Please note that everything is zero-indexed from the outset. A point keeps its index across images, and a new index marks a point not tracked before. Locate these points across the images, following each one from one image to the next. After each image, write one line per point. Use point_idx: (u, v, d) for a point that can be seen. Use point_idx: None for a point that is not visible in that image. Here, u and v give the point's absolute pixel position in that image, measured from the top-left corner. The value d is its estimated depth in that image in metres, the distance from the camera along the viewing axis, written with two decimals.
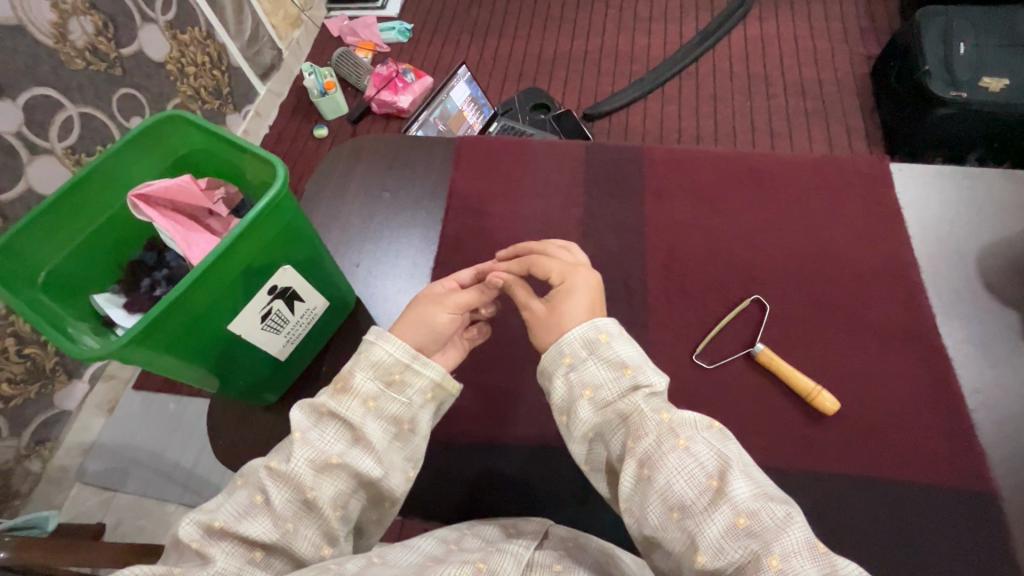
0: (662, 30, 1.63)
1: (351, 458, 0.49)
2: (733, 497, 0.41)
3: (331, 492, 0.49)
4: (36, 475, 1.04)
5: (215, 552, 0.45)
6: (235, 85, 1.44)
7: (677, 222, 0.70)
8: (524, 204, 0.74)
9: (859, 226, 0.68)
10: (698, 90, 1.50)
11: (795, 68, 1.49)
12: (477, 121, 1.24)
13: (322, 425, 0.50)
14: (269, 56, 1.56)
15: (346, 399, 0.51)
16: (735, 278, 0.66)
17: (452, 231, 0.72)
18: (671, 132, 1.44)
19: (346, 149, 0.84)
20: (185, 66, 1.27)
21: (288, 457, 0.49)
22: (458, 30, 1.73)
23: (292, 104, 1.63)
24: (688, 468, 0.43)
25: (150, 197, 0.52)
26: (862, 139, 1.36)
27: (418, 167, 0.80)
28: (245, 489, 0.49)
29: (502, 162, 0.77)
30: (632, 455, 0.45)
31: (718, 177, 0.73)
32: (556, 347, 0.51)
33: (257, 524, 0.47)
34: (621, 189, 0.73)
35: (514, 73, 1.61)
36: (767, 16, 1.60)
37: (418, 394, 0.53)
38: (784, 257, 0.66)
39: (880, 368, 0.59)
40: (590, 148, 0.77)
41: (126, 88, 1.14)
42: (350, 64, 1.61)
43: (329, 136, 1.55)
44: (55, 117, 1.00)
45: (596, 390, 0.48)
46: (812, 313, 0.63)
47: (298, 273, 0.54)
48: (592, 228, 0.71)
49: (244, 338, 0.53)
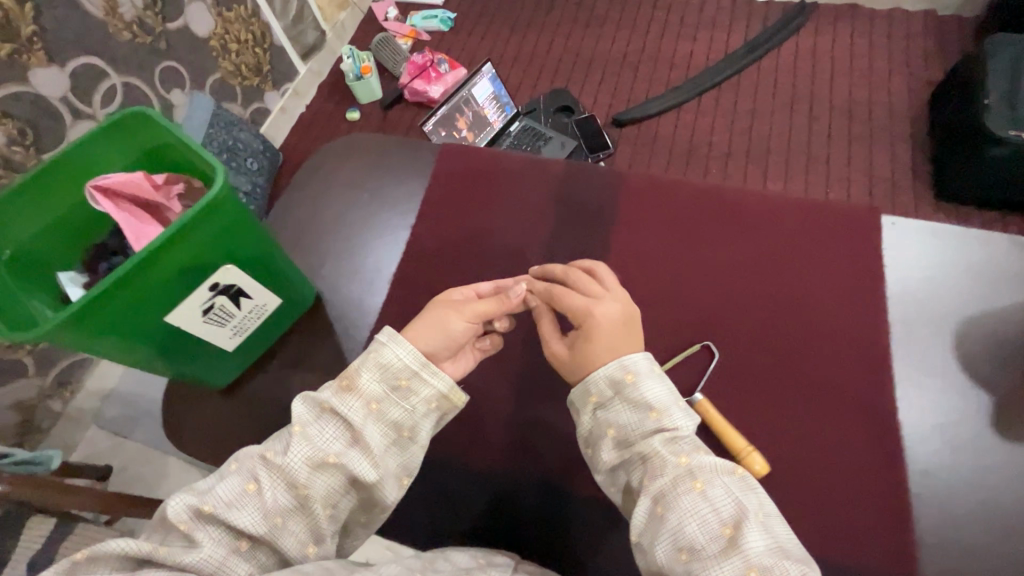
0: (709, 37, 1.57)
1: (349, 459, 0.51)
2: (745, 550, 0.46)
3: (322, 490, 0.51)
4: (58, 413, 1.14)
5: (203, 538, 0.48)
6: (276, 63, 1.50)
7: (649, 252, 0.68)
8: (497, 217, 0.73)
9: (836, 278, 0.64)
10: (736, 105, 1.43)
11: (845, 88, 1.40)
12: (497, 120, 1.23)
13: (320, 421, 0.52)
14: (313, 36, 1.60)
15: (349, 398, 0.52)
16: (694, 319, 0.64)
17: (426, 237, 0.73)
18: (701, 145, 1.38)
19: (338, 145, 0.85)
20: (228, 42, 1.33)
21: (285, 448, 0.51)
22: (500, 23, 1.72)
23: (330, 84, 1.67)
24: (702, 513, 0.49)
25: (108, 188, 0.55)
26: (906, 171, 1.27)
27: (402, 169, 0.81)
28: (237, 476, 0.50)
29: (482, 173, 0.76)
30: (649, 493, 0.51)
31: (701, 209, 0.70)
32: (584, 385, 0.56)
33: (245, 514, 0.48)
34: (598, 211, 0.71)
35: (550, 70, 1.59)
36: (824, 30, 1.51)
37: (422, 402, 0.54)
38: (747, 303, 0.64)
39: (822, 435, 0.57)
40: (573, 165, 0.75)
41: (169, 61, 1.20)
42: (388, 50, 1.63)
43: (361, 120, 1.59)
44: (99, 85, 1.08)
45: (620, 430, 0.55)
46: (763, 367, 0.60)
47: (244, 272, 0.57)
48: (565, 248, 0.70)
49: (186, 330, 0.55)
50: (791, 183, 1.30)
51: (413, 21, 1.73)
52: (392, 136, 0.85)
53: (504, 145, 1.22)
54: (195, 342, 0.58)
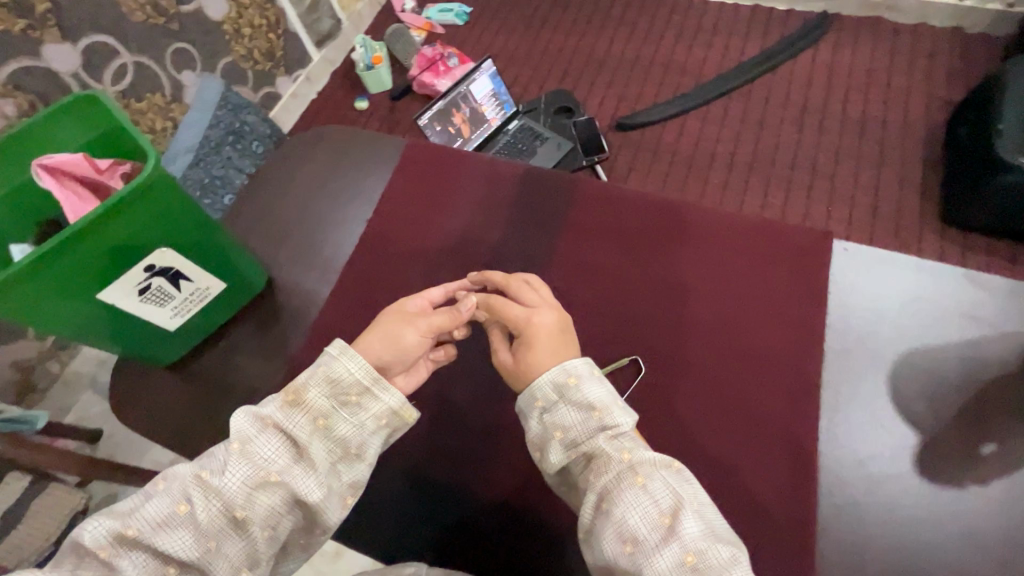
0: (723, 45, 1.53)
1: (291, 477, 0.52)
2: (682, 537, 0.47)
3: (262, 511, 0.51)
4: (55, 374, 1.19)
5: (126, 563, 0.48)
6: (289, 49, 1.53)
7: (601, 262, 0.68)
8: (451, 215, 0.74)
9: (774, 303, 0.64)
10: (744, 115, 1.40)
11: (859, 104, 1.36)
12: (495, 117, 1.23)
13: (263, 436, 0.53)
14: (328, 24, 1.62)
15: (295, 415, 0.54)
16: (634, 333, 0.64)
17: (388, 232, 0.74)
18: (703, 154, 1.36)
19: (307, 136, 0.89)
20: (241, 27, 1.36)
21: (222, 466, 0.51)
22: (515, 20, 1.71)
23: (343, 73, 1.69)
24: (642, 504, 0.49)
25: (53, 168, 0.57)
26: (914, 194, 1.23)
27: (363, 164, 0.85)
28: (165, 498, 0.50)
29: (439, 170, 0.77)
30: (594, 488, 0.52)
31: (653, 222, 0.70)
32: (530, 391, 0.56)
33: (175, 539, 0.48)
34: (553, 219, 0.72)
35: (559, 70, 1.58)
36: (843, 43, 1.46)
37: (372, 418, 0.56)
38: (678, 320, 0.64)
39: (738, 457, 0.57)
40: (529, 169, 0.76)
41: (181, 43, 1.24)
42: (401, 42, 1.64)
43: (369, 110, 1.61)
44: (110, 63, 1.11)
45: (566, 432, 0.54)
46: (683, 384, 0.61)
47: (180, 256, 0.60)
48: (525, 253, 0.70)
49: (121, 307, 0.59)
50: (792, 198, 1.27)
51: (429, 14, 1.74)
52: (357, 130, 0.88)
53: (501, 142, 1.22)
54: (133, 319, 0.61)
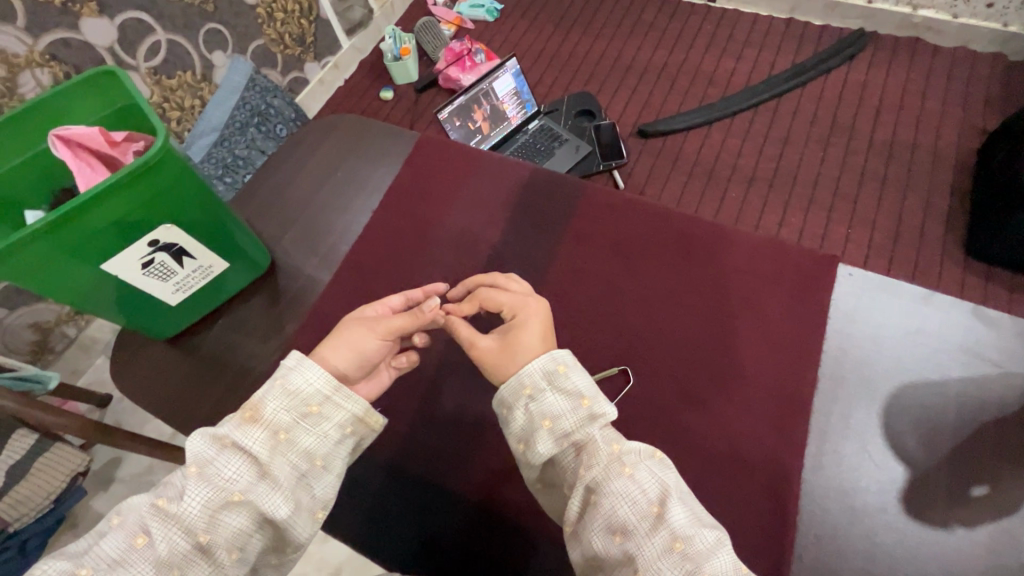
0: (753, 57, 1.51)
1: (255, 494, 0.51)
2: (671, 523, 0.47)
3: (228, 532, 0.51)
4: (71, 338, 1.23)
5: None
6: (320, 36, 1.55)
7: (599, 269, 0.68)
8: (455, 211, 0.75)
9: (769, 322, 0.63)
10: (769, 130, 1.38)
11: (889, 126, 1.33)
12: (515, 116, 1.23)
13: (223, 455, 0.52)
14: (359, 13, 1.64)
15: (252, 430, 0.53)
16: (626, 344, 0.64)
17: (393, 223, 0.75)
18: (723, 167, 1.34)
19: (322, 123, 0.90)
20: (274, 11, 1.38)
21: (181, 491, 0.51)
22: (545, 19, 1.71)
23: (370, 63, 1.70)
24: (631, 495, 0.49)
25: (68, 139, 0.58)
26: (939, 223, 1.19)
27: (374, 155, 0.86)
28: (123, 531, 0.50)
29: (446, 164, 0.78)
30: (583, 481, 0.51)
31: (654, 232, 0.70)
32: (517, 379, 0.56)
33: (133, 570, 0.48)
34: (557, 222, 0.72)
35: (584, 72, 1.57)
36: (878, 63, 1.43)
37: (337, 427, 0.57)
38: (669, 332, 0.64)
39: (717, 477, 0.57)
40: (534, 170, 0.76)
41: (214, 24, 1.26)
42: (430, 35, 1.65)
43: (393, 100, 1.62)
44: (144, 40, 1.14)
45: (554, 421, 0.54)
46: (668, 397, 0.61)
47: (186, 234, 0.62)
48: (526, 255, 0.70)
49: (124, 279, 0.60)
50: (811, 218, 1.24)
51: (460, 9, 1.74)
52: (371, 121, 0.89)
53: (519, 142, 1.22)
54: (136, 292, 0.63)
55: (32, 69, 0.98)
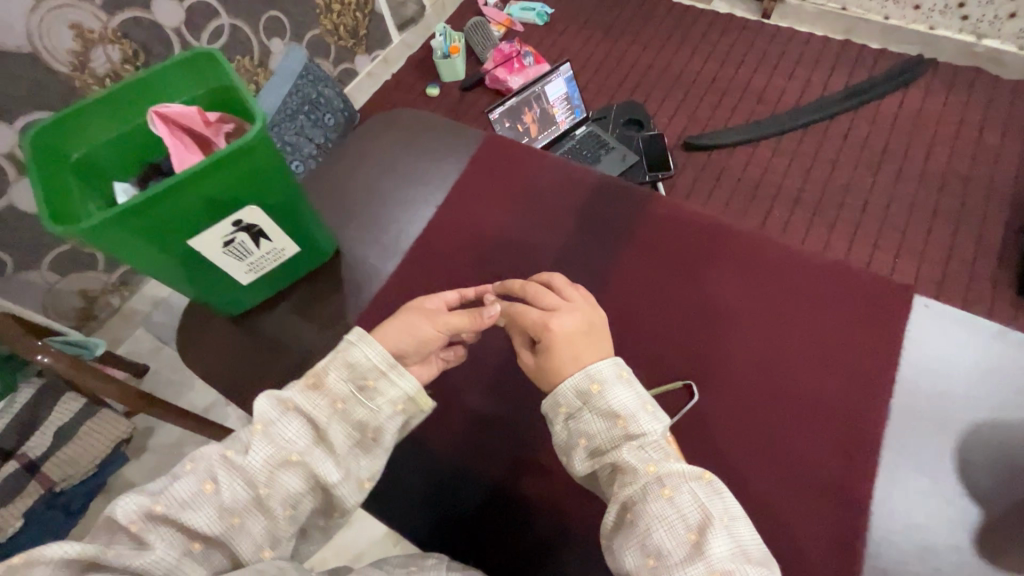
0: (805, 77, 1.49)
1: (312, 458, 0.55)
2: (708, 555, 0.47)
3: (287, 489, 0.54)
4: (114, 307, 1.26)
5: (153, 540, 0.49)
6: (372, 29, 1.57)
7: (661, 282, 0.68)
8: (518, 211, 0.75)
9: (836, 347, 0.63)
10: (817, 152, 1.36)
11: (943, 156, 1.30)
12: (564, 121, 1.23)
13: (285, 418, 0.55)
14: (412, 9, 1.66)
15: (314, 396, 0.56)
16: (688, 358, 0.64)
17: (456, 221, 0.76)
18: (768, 186, 1.33)
19: (385, 115, 0.91)
20: (332, 3, 1.40)
21: (247, 444, 0.54)
22: (595, 26, 1.70)
23: (418, 58, 1.71)
24: (669, 519, 0.50)
25: (166, 116, 0.60)
26: (991, 258, 1.16)
27: (438, 149, 0.86)
28: (193, 477, 0.52)
29: (511, 165, 0.79)
30: (619, 498, 0.53)
31: (720, 248, 0.69)
32: (554, 397, 0.57)
33: (200, 515, 0.51)
34: (619, 232, 0.72)
35: (632, 82, 1.56)
36: (935, 91, 1.39)
37: (388, 404, 0.58)
38: (732, 350, 0.64)
39: (779, 499, 0.57)
40: (599, 178, 0.77)
41: (274, 11, 1.29)
42: (480, 35, 1.66)
43: (439, 97, 1.63)
44: (209, 23, 1.17)
45: (590, 439, 0.55)
46: (729, 415, 0.61)
47: (267, 216, 0.63)
48: (587, 262, 0.71)
49: (205, 255, 0.62)
50: (856, 244, 1.22)
51: (511, 11, 1.75)
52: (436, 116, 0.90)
53: (567, 146, 1.21)
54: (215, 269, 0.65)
55: (105, 44, 1.01)
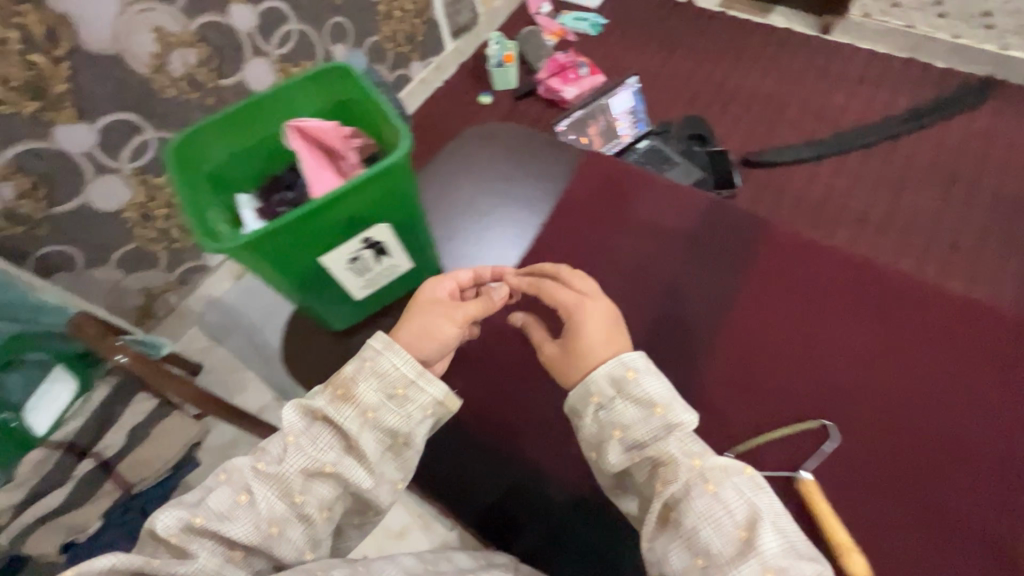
0: (868, 95, 1.46)
1: (344, 467, 0.58)
2: (761, 552, 0.51)
3: (318, 496, 0.57)
4: (172, 306, 1.26)
5: (196, 549, 0.53)
6: (427, 37, 1.57)
7: (780, 315, 0.69)
8: (630, 233, 0.76)
9: (971, 386, 0.63)
10: (880, 174, 1.34)
11: (1013, 183, 1.27)
12: (627, 134, 1.22)
13: (313, 429, 0.59)
14: (466, 17, 1.66)
15: (344, 408, 0.58)
16: (813, 392, 0.64)
17: (568, 241, 0.77)
18: (831, 209, 1.32)
19: (485, 128, 0.92)
20: (392, 10, 1.41)
21: (280, 455, 0.57)
22: (649, 37, 1.68)
23: (469, 65, 1.71)
24: (716, 516, 0.53)
25: (302, 129, 0.63)
26: None
27: (541, 164, 0.86)
28: (228, 488, 0.56)
29: (620, 186, 0.79)
30: (661, 496, 0.55)
31: (839, 281, 0.70)
32: (585, 386, 0.60)
33: (238, 525, 0.54)
34: (739, 259, 0.72)
35: (688, 95, 1.55)
36: (1005, 114, 1.36)
37: (418, 409, 0.60)
38: (860, 385, 0.64)
39: (921, 541, 0.57)
40: (711, 202, 0.77)
41: (339, 18, 1.29)
42: (533, 44, 1.66)
43: (491, 105, 1.63)
44: (279, 28, 1.17)
45: (625, 432, 0.58)
46: (862, 452, 0.61)
47: (391, 233, 0.65)
48: (698, 289, 0.71)
49: (331, 270, 0.64)
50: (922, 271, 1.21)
51: (563, 20, 1.74)
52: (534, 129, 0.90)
53: (630, 159, 1.19)
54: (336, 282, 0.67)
55: (181, 48, 1.03)
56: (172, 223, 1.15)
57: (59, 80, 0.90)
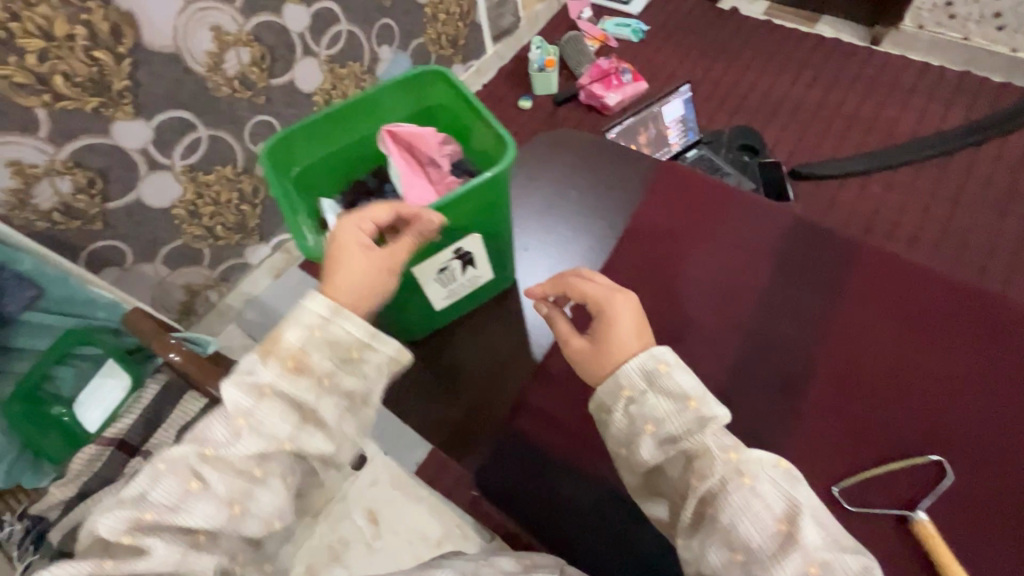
0: (922, 107, 1.42)
1: (303, 437, 0.52)
2: (805, 545, 0.43)
3: (277, 469, 0.52)
4: (212, 303, 1.27)
5: (153, 544, 0.47)
6: (470, 40, 1.56)
7: (875, 338, 0.65)
8: (709, 247, 0.76)
9: None
10: (936, 189, 1.30)
11: None
12: (677, 142, 1.20)
13: (262, 406, 0.51)
14: (508, 21, 1.65)
15: (297, 379, 0.52)
16: (917, 420, 0.61)
17: (645, 255, 0.77)
18: (884, 222, 1.28)
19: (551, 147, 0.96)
20: (438, 12, 1.41)
21: (229, 438, 0.50)
22: (692, 44, 1.66)
23: (509, 69, 1.70)
24: (756, 511, 0.45)
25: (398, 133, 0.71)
26: None
27: (608, 191, 0.90)
28: (175, 477, 0.49)
29: (700, 202, 0.79)
30: (695, 492, 0.47)
31: (941, 306, 0.66)
32: (614, 379, 0.52)
33: (197, 511, 0.48)
34: (832, 278, 0.70)
35: (733, 104, 1.52)
36: None
37: (374, 369, 0.56)
38: (966, 416, 0.60)
39: None
40: (797, 220, 0.75)
41: (387, 19, 1.29)
42: (575, 49, 1.64)
43: (531, 110, 1.61)
44: (329, 29, 1.17)
45: (658, 425, 0.50)
46: (972, 488, 0.57)
47: (478, 243, 0.74)
48: (780, 308, 0.70)
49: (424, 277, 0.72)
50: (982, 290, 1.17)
51: (605, 26, 1.72)
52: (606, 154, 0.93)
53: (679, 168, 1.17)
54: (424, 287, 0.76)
55: (238, 47, 1.03)
56: (217, 219, 1.16)
57: (120, 77, 0.90)
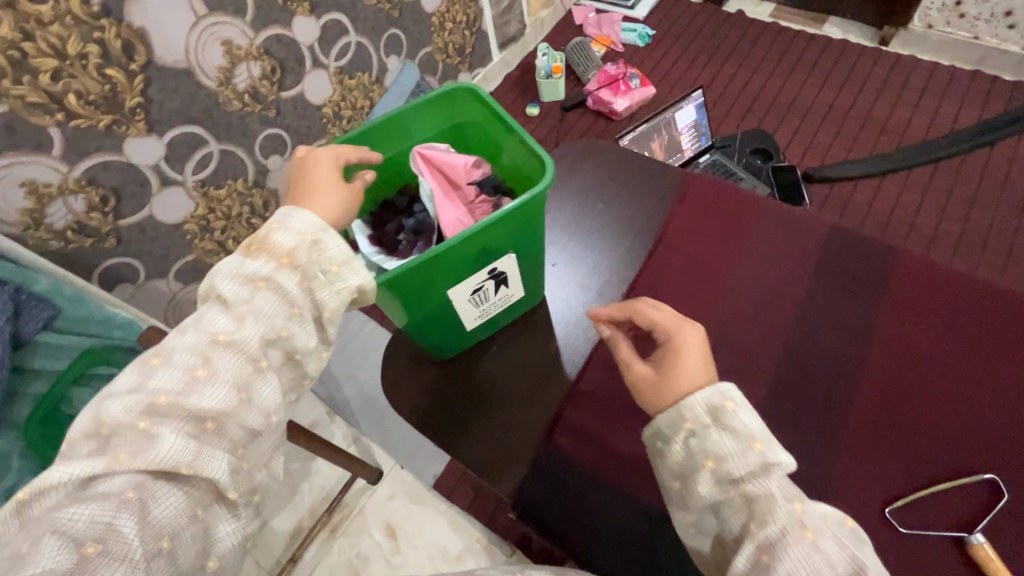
0: (933, 107, 1.41)
1: (295, 333, 0.49)
2: None
3: (271, 379, 0.48)
4: None
5: (164, 431, 0.42)
6: (476, 48, 1.56)
7: (920, 352, 0.63)
8: (743, 258, 0.72)
9: None
10: (951, 190, 1.29)
11: None
12: (689, 147, 1.19)
13: (259, 296, 0.47)
14: (514, 28, 1.64)
15: (288, 275, 0.49)
16: (965, 436, 0.58)
17: (678, 267, 0.73)
18: (900, 224, 1.27)
19: (578, 148, 0.88)
20: (445, 21, 1.40)
21: (235, 322, 0.46)
22: (699, 48, 1.65)
23: (515, 77, 1.70)
24: (814, 566, 0.40)
25: (432, 156, 0.63)
26: None
27: (639, 188, 0.82)
28: (179, 363, 0.44)
29: (730, 212, 0.76)
30: (752, 538, 0.43)
31: (984, 318, 0.63)
32: (678, 409, 0.49)
33: (207, 395, 0.44)
34: (872, 288, 0.67)
35: (741, 107, 1.51)
36: None
37: (352, 287, 0.52)
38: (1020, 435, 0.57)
39: None
40: (833, 229, 0.72)
41: (394, 29, 1.29)
42: (581, 55, 1.64)
43: (538, 116, 1.61)
44: (338, 41, 1.17)
45: (719, 463, 0.46)
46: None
47: (514, 262, 0.65)
48: (818, 321, 0.66)
49: (455, 302, 0.64)
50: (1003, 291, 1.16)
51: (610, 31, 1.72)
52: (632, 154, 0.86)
53: None
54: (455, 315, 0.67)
55: (248, 61, 1.02)
56: (228, 232, 1.16)
57: (133, 94, 0.89)
